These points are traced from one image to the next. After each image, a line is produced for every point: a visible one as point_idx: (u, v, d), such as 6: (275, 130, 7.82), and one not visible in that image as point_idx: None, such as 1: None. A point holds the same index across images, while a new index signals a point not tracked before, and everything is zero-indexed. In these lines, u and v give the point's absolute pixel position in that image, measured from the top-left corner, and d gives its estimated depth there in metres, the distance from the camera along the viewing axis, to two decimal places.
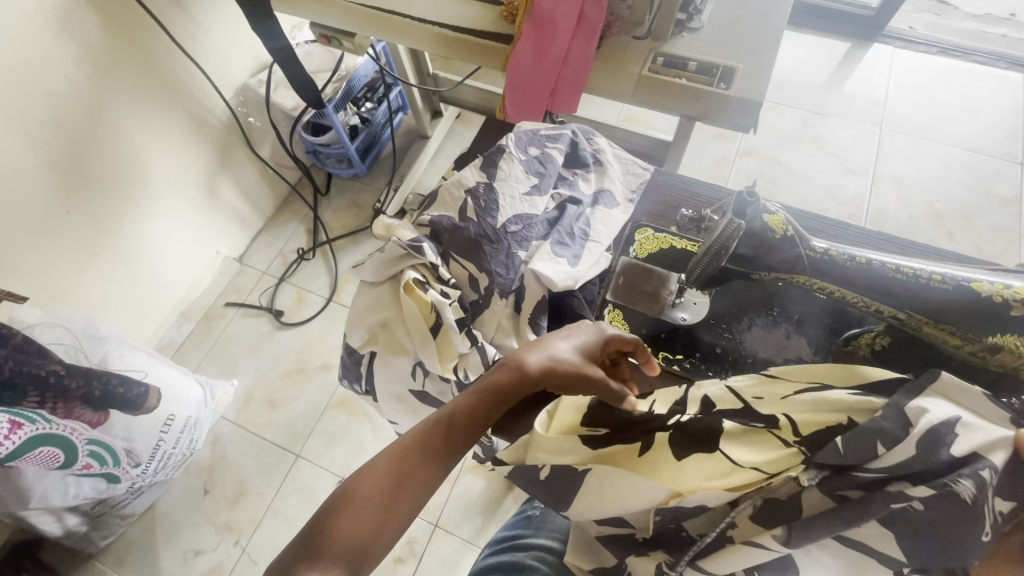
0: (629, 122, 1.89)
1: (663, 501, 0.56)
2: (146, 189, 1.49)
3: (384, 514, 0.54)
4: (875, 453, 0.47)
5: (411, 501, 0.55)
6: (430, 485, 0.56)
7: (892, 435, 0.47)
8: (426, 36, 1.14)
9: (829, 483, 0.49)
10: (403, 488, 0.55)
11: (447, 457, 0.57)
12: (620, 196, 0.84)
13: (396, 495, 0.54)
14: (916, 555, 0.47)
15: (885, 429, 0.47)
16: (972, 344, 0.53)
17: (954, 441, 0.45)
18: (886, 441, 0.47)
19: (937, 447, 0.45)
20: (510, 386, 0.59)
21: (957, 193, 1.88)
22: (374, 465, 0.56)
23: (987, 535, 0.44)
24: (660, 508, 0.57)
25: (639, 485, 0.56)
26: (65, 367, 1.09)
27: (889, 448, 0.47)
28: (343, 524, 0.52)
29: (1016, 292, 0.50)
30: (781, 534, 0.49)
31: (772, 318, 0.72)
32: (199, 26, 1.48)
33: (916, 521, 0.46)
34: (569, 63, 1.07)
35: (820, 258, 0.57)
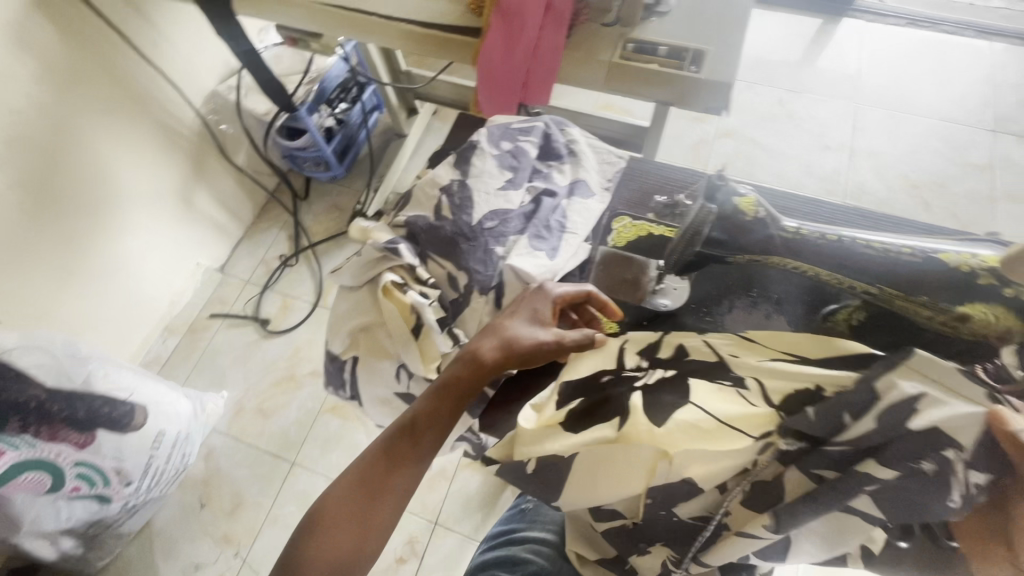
0: (606, 110, 1.89)
1: (647, 479, 0.57)
2: (120, 204, 1.47)
3: (358, 526, 0.56)
4: (840, 422, 0.50)
5: (383, 509, 0.57)
6: (402, 490, 0.59)
7: (859, 405, 0.49)
8: (394, 33, 1.12)
9: (806, 461, 0.51)
10: (374, 497, 0.57)
11: (415, 461, 0.59)
12: (596, 186, 0.84)
13: (368, 504, 0.57)
14: (894, 513, 0.50)
15: (854, 400, 0.49)
16: (942, 315, 0.52)
17: (916, 414, 0.46)
18: (852, 412, 0.49)
19: (901, 417, 0.47)
20: (468, 381, 0.61)
21: (932, 163, 1.90)
22: (344, 481, 0.59)
23: (954, 502, 0.47)
24: (652, 486, 0.58)
25: (625, 465, 0.58)
26: (47, 391, 1.10)
27: (855, 417, 0.49)
28: (320, 540, 0.55)
29: (982, 261, 0.52)
30: (770, 524, 0.53)
31: (752, 299, 0.74)
32: (162, 34, 1.45)
33: (889, 492, 0.48)
34: (539, 53, 1.06)
35: (792, 239, 0.58)
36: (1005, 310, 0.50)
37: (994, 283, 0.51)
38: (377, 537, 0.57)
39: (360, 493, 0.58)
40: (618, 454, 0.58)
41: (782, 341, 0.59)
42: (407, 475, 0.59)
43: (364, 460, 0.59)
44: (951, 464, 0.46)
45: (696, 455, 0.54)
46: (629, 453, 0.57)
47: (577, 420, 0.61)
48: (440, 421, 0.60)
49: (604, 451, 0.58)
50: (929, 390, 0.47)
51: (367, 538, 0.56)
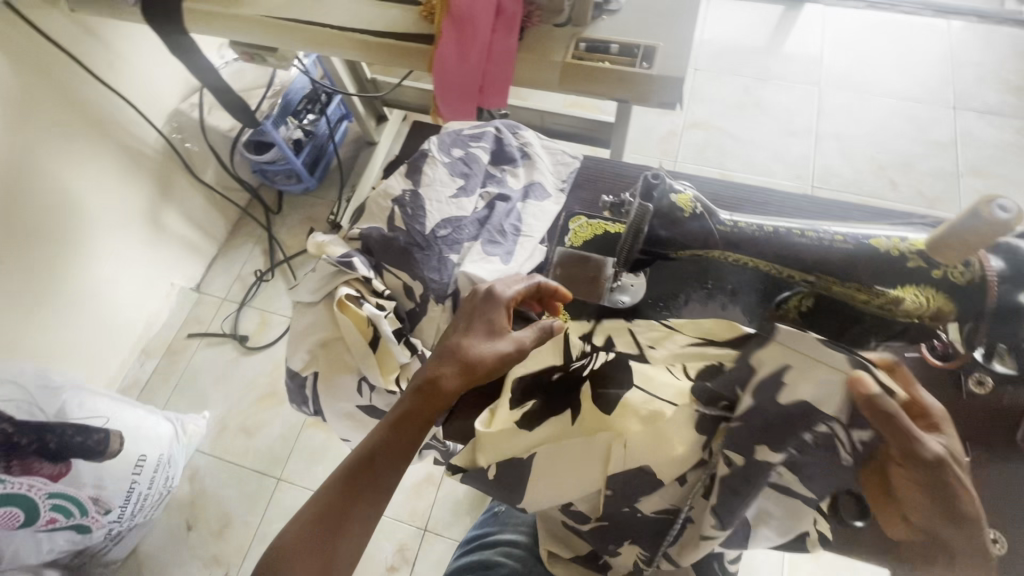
0: (575, 108, 1.90)
1: (603, 470, 0.60)
2: (85, 230, 1.45)
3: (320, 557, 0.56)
4: (734, 393, 0.55)
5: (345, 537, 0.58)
6: (365, 517, 0.59)
7: (743, 377, 0.55)
8: (347, 43, 1.12)
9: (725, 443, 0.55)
10: (335, 526, 0.57)
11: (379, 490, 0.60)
12: (551, 187, 0.85)
13: (329, 535, 0.57)
14: (819, 488, 0.55)
15: (738, 373, 0.55)
16: (880, 298, 0.55)
17: (784, 387, 0.52)
18: (740, 386, 0.55)
19: (774, 392, 0.52)
20: (428, 408, 0.62)
21: (897, 143, 1.93)
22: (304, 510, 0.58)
23: (847, 460, 0.51)
24: (611, 476, 0.60)
25: (582, 457, 0.60)
26: (15, 425, 1.09)
27: (743, 389, 0.55)
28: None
29: (911, 245, 0.53)
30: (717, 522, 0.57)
31: (708, 291, 0.74)
32: (117, 56, 1.43)
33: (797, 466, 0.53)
34: (493, 57, 1.06)
35: (730, 232, 0.59)
36: (937, 291, 0.53)
37: (922, 265, 0.52)
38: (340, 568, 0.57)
39: (320, 524, 0.57)
40: (574, 445, 0.60)
41: (697, 327, 0.63)
42: (369, 502, 0.59)
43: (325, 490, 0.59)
44: (835, 433, 0.51)
45: (642, 441, 0.58)
46: (586, 445, 0.60)
47: (533, 418, 0.62)
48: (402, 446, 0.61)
49: (561, 446, 0.60)
50: (792, 362, 0.52)
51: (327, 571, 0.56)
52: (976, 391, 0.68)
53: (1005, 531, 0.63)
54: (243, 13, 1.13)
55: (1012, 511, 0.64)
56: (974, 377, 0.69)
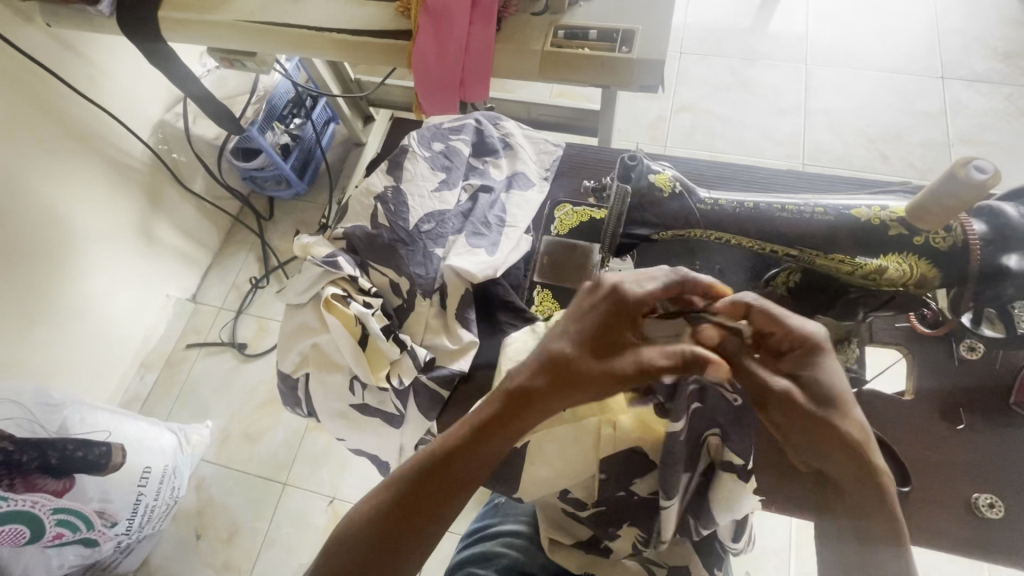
0: (563, 97, 1.89)
1: (596, 454, 0.63)
2: (76, 245, 1.44)
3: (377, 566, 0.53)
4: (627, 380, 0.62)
5: (407, 548, 0.53)
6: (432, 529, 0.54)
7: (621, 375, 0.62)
8: (324, 43, 1.11)
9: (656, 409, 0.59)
10: (399, 535, 0.53)
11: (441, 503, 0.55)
12: (534, 176, 0.84)
13: (390, 545, 0.53)
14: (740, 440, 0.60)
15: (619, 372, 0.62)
16: (863, 268, 0.54)
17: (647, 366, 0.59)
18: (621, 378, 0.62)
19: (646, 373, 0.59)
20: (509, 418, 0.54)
21: (886, 115, 1.92)
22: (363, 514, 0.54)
23: (735, 398, 0.60)
24: (603, 460, 0.63)
25: (576, 441, 0.63)
26: (15, 442, 1.08)
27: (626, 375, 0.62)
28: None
29: (891, 213, 0.52)
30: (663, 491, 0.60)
31: (696, 272, 0.74)
32: (98, 69, 1.42)
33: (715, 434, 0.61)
34: (471, 49, 1.05)
35: (710, 210, 0.58)
36: (919, 258, 0.53)
37: (903, 233, 0.52)
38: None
39: (380, 537, 0.53)
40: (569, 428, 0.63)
41: None
42: (439, 517, 0.54)
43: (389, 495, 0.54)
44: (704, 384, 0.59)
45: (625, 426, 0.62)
46: (577, 430, 0.63)
47: None
48: (488, 459, 0.55)
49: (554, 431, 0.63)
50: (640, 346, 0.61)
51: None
52: (968, 357, 0.69)
53: (1000, 495, 0.63)
54: (219, 18, 1.12)
55: (1008, 475, 0.64)
56: (964, 344, 0.69)
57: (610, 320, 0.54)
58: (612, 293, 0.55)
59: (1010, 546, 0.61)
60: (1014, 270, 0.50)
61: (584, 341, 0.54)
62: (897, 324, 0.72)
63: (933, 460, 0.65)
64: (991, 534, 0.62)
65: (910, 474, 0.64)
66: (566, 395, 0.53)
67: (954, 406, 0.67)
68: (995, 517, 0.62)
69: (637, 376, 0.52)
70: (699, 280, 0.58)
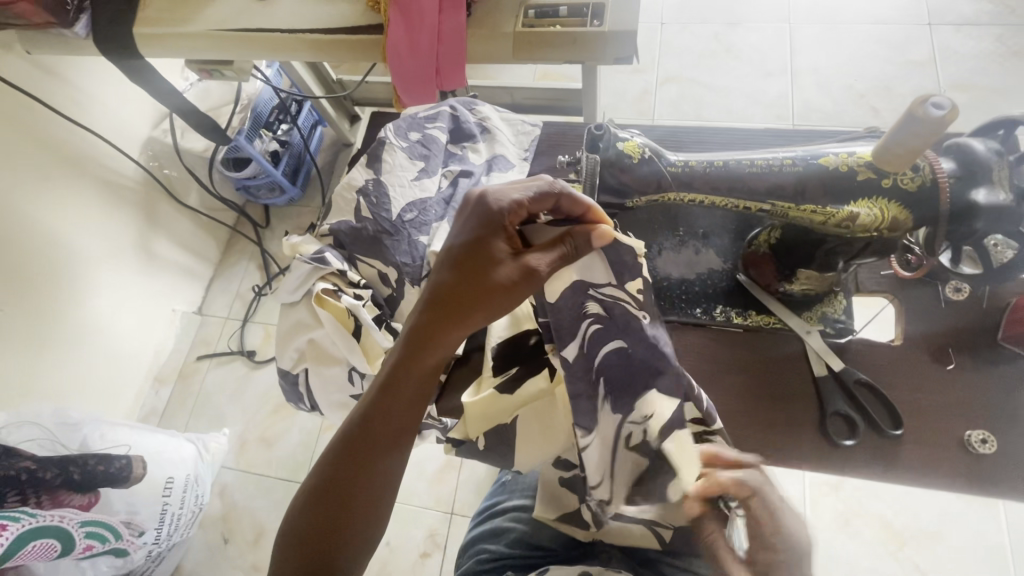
0: (546, 79, 1.88)
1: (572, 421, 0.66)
2: (79, 267, 1.47)
3: (340, 530, 0.60)
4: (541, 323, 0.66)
5: (361, 505, 0.61)
6: (380, 485, 0.62)
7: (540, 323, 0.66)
8: (298, 45, 1.12)
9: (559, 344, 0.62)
10: (350, 496, 0.61)
11: (384, 450, 0.61)
12: (514, 157, 0.85)
13: (347, 507, 0.60)
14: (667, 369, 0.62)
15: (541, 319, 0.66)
16: (835, 217, 0.55)
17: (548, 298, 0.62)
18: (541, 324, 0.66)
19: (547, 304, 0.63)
20: (418, 357, 0.61)
21: (874, 68, 1.89)
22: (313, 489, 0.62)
23: (643, 316, 0.63)
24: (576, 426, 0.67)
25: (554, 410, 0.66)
26: (37, 461, 1.12)
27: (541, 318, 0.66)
28: (304, 554, 0.59)
29: (858, 158, 0.53)
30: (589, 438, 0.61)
31: (680, 239, 0.77)
32: (82, 91, 1.44)
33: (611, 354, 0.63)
34: (443, 37, 1.05)
35: (681, 172, 0.59)
36: (890, 202, 0.53)
37: (871, 176, 0.53)
38: (365, 536, 0.61)
39: (335, 489, 0.61)
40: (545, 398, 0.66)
41: None
42: (383, 469, 0.61)
43: (332, 467, 0.61)
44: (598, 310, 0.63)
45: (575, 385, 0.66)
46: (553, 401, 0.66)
47: (509, 382, 0.66)
48: (407, 406, 0.62)
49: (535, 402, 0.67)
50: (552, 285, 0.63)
51: (349, 542, 0.60)
52: (954, 298, 0.69)
53: (993, 431, 0.64)
54: (193, 30, 1.13)
55: (1000, 410, 0.64)
56: (949, 286, 0.70)
57: (483, 241, 0.59)
58: (478, 222, 0.59)
59: (1006, 480, 0.62)
60: (983, 205, 0.50)
61: (458, 266, 0.59)
62: (881, 272, 0.72)
63: (924, 401, 0.66)
64: (986, 468, 0.63)
65: (902, 419, 0.65)
66: (454, 325, 0.59)
67: (943, 347, 0.68)
68: (988, 452, 0.63)
69: (495, 292, 0.57)
70: (580, 200, 0.58)
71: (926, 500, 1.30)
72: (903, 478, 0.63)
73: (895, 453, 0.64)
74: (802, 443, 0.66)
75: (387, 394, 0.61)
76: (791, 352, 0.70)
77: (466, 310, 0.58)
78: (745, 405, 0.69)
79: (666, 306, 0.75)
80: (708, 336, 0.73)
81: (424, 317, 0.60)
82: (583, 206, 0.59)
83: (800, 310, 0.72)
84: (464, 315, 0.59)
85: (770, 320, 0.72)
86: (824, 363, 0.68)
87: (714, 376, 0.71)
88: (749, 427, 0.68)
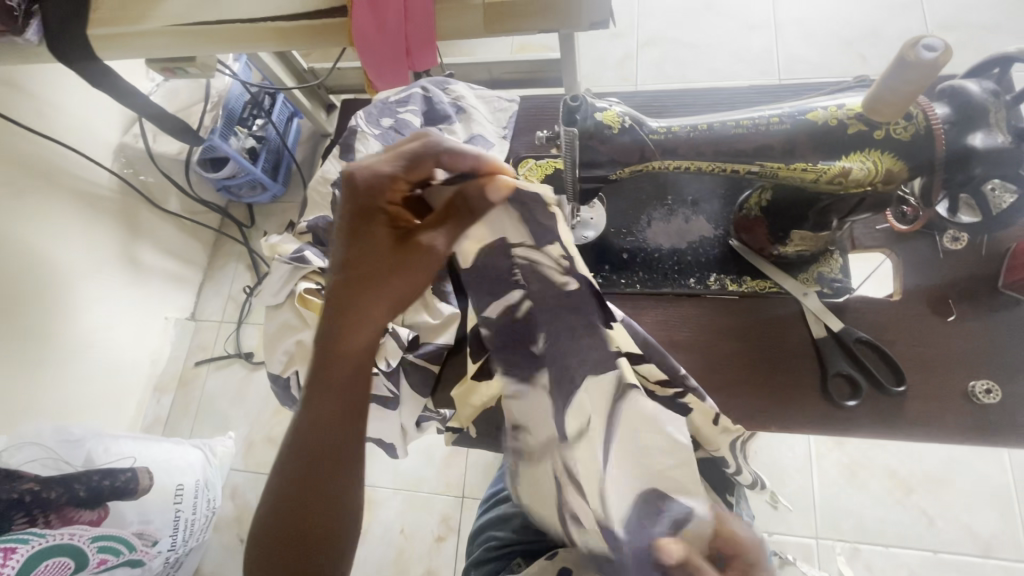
0: (524, 51, 1.81)
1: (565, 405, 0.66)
2: (64, 282, 1.44)
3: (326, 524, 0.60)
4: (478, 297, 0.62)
5: (325, 505, 0.60)
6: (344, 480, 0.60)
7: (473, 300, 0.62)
8: (259, 34, 1.07)
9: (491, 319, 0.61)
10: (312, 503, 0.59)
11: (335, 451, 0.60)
12: (493, 136, 0.82)
13: (329, 497, 0.60)
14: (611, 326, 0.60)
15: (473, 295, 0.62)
16: (827, 174, 0.52)
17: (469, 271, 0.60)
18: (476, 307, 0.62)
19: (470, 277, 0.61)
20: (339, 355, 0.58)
21: (859, 14, 1.83)
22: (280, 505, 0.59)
23: (569, 284, 0.59)
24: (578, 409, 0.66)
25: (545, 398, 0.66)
26: (41, 482, 1.12)
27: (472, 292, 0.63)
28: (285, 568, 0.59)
29: (848, 111, 0.50)
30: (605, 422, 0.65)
31: (669, 208, 0.75)
32: (44, 101, 1.38)
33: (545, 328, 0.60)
34: (411, 16, 1.00)
35: (665, 139, 0.56)
36: (884, 153, 0.50)
37: (863, 129, 0.50)
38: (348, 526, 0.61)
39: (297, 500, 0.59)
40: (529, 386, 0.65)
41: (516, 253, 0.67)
42: (348, 459, 0.60)
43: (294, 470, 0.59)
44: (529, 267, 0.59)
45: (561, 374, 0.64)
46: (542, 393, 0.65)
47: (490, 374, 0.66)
48: (347, 388, 0.59)
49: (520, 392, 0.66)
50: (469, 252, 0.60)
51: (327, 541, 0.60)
52: (952, 247, 0.67)
53: (996, 379, 0.63)
54: (148, 27, 1.07)
55: (1004, 358, 0.63)
56: (947, 235, 0.68)
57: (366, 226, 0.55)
58: (353, 204, 0.55)
59: (1012, 427, 0.61)
60: (981, 149, 0.48)
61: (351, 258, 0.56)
62: (877, 226, 0.70)
63: (927, 354, 0.65)
64: (992, 417, 0.62)
65: (905, 374, 0.64)
66: (362, 315, 0.57)
67: (943, 298, 0.66)
68: (992, 402, 0.62)
69: (395, 273, 0.56)
70: (463, 155, 0.55)
71: (930, 447, 1.31)
72: (908, 433, 0.63)
73: (899, 409, 0.63)
74: (802, 409, 0.65)
75: (318, 390, 0.59)
76: (789, 314, 0.69)
77: (372, 298, 0.57)
78: (743, 372, 0.68)
79: (658, 278, 0.73)
80: (702, 306, 0.71)
81: (327, 314, 0.58)
82: (468, 160, 0.55)
83: (796, 272, 0.70)
84: (364, 303, 0.57)
85: (765, 285, 0.70)
86: (822, 324, 0.67)
87: (709, 345, 0.69)
88: (742, 401, 0.66)
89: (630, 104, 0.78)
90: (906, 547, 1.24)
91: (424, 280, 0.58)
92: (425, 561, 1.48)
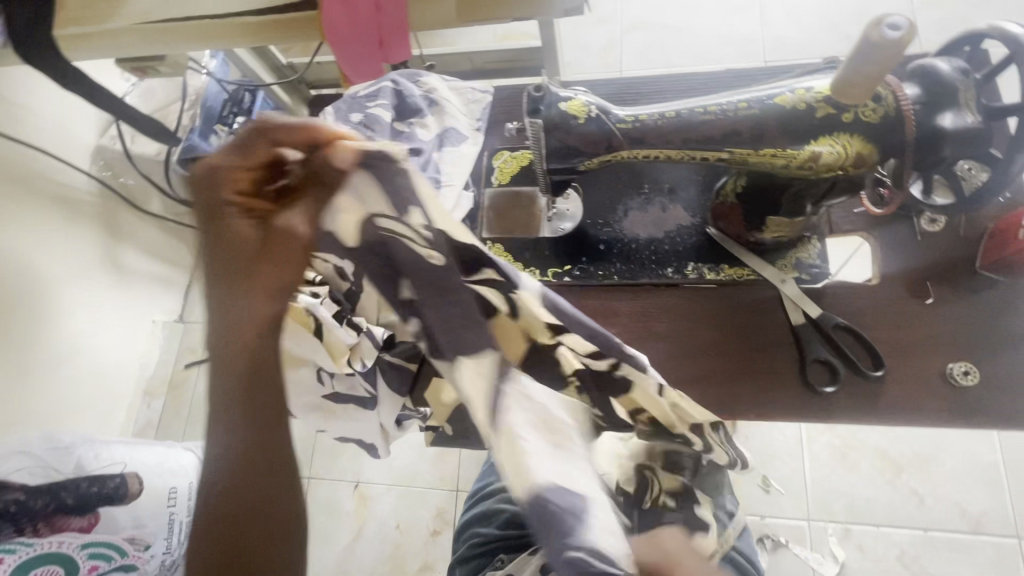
0: (506, 40, 1.78)
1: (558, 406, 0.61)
2: (47, 287, 1.41)
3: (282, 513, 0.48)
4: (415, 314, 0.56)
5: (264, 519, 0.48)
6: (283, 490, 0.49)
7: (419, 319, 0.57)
8: (228, 29, 1.05)
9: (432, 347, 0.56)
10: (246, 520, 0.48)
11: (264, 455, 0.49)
12: (466, 128, 0.80)
13: (276, 482, 0.49)
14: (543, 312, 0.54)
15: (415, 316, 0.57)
16: (797, 159, 0.51)
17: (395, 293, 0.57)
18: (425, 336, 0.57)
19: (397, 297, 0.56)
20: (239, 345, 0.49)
21: None
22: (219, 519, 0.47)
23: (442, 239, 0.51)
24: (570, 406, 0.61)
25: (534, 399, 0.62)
26: (27, 492, 1.07)
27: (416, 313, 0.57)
28: None
29: (816, 94, 0.49)
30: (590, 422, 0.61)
31: (646, 197, 0.74)
32: (15, 104, 1.35)
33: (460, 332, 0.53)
34: (382, 6, 0.97)
35: (632, 127, 0.55)
36: (852, 136, 0.49)
37: (831, 112, 0.49)
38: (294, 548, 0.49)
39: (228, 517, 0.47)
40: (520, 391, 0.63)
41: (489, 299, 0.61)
42: (279, 465, 0.49)
43: (227, 470, 0.48)
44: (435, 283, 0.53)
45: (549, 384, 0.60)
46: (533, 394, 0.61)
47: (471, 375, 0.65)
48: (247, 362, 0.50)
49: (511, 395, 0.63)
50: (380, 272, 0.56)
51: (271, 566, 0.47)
52: (929, 230, 0.67)
53: (975, 361, 0.62)
54: (115, 26, 1.05)
55: (982, 340, 0.63)
56: (923, 218, 0.67)
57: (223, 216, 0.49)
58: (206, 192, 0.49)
59: (992, 408, 0.61)
60: (949, 130, 0.47)
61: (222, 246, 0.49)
62: (854, 210, 0.69)
63: (905, 337, 0.64)
64: (970, 399, 0.61)
65: (883, 358, 0.64)
66: (247, 301, 0.50)
67: (921, 281, 0.66)
68: (971, 384, 0.62)
69: (260, 266, 0.50)
70: (293, 125, 0.47)
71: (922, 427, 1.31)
72: (888, 418, 0.62)
73: (877, 394, 0.63)
74: (772, 399, 0.65)
75: (225, 386, 0.49)
76: (767, 301, 0.68)
77: (247, 290, 0.50)
78: (719, 361, 0.67)
79: (635, 268, 0.72)
80: (680, 295, 0.71)
81: (215, 300, 0.50)
82: (296, 130, 0.47)
83: (773, 259, 0.69)
84: (235, 295, 0.50)
85: (742, 273, 0.69)
86: (800, 310, 0.66)
87: (686, 335, 0.69)
88: (719, 390, 0.66)
89: (601, 94, 0.77)
90: (897, 526, 1.25)
91: (298, 268, 0.51)
92: (421, 555, 1.49)
